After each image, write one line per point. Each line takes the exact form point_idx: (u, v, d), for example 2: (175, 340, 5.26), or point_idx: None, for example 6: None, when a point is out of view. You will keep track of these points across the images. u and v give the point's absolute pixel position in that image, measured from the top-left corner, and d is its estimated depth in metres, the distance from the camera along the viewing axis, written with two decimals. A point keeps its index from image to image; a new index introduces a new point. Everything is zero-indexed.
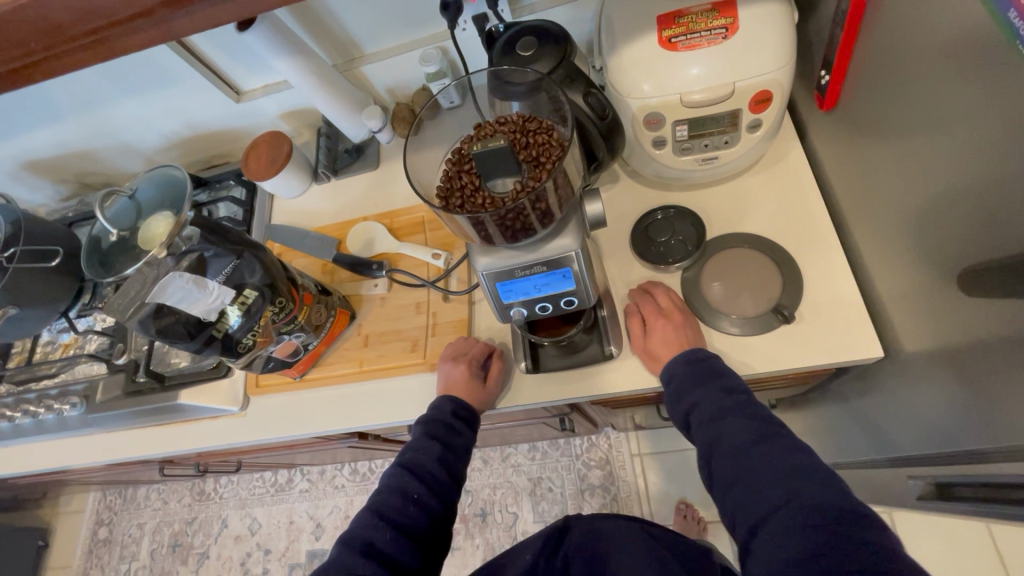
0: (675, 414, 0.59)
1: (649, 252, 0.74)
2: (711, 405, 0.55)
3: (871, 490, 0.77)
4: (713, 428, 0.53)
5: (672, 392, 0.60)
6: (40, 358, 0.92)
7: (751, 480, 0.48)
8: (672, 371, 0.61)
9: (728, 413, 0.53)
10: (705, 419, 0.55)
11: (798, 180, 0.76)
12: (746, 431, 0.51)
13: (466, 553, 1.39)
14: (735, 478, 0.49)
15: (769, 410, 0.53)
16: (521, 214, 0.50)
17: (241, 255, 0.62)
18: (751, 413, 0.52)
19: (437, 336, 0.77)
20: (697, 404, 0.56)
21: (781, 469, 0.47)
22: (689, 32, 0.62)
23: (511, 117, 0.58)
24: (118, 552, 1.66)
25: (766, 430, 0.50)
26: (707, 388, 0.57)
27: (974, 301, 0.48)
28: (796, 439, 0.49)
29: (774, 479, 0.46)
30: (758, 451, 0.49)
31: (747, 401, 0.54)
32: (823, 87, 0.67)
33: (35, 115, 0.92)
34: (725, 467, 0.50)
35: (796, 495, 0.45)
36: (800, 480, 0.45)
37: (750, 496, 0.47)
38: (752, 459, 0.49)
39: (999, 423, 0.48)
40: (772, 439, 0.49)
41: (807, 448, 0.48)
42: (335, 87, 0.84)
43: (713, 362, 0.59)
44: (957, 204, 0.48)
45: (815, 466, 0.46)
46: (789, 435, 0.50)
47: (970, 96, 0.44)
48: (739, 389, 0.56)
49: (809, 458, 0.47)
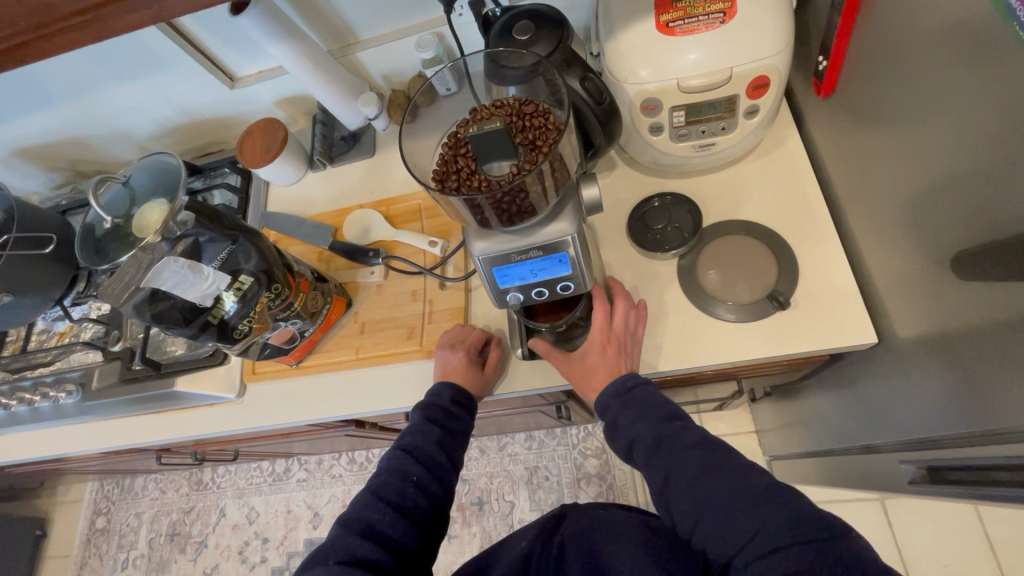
0: (619, 446, 0.59)
1: (646, 240, 0.74)
2: (652, 438, 0.55)
3: (862, 476, 0.78)
4: (661, 462, 0.54)
5: (613, 426, 0.59)
6: (35, 346, 0.92)
7: (715, 512, 0.48)
8: (607, 402, 0.60)
9: (670, 444, 0.54)
10: (650, 453, 0.55)
11: (794, 167, 0.76)
12: (694, 460, 0.52)
13: (463, 542, 1.40)
14: (698, 511, 0.50)
15: (707, 434, 0.54)
16: (517, 197, 0.50)
17: (235, 240, 0.62)
18: (692, 441, 0.54)
19: (433, 324, 0.77)
20: (638, 439, 0.56)
21: (740, 498, 0.48)
22: (686, 16, 0.61)
23: (508, 100, 0.57)
24: (117, 541, 1.66)
25: (711, 456, 0.52)
26: (642, 420, 0.57)
27: (967, 285, 0.49)
28: (740, 463, 0.51)
29: (737, 510, 0.47)
30: (711, 481, 0.50)
31: (683, 428, 0.55)
32: (821, 73, 0.67)
33: (27, 101, 0.91)
34: (686, 502, 0.51)
35: (761, 521, 0.46)
36: (761, 506, 0.47)
37: (719, 530, 0.48)
38: (708, 490, 0.50)
39: (989, 407, 0.49)
40: (719, 467, 0.51)
41: (753, 470, 0.50)
42: (331, 73, 0.84)
43: (643, 388, 0.60)
44: (950, 188, 0.49)
45: (766, 486, 0.48)
46: (732, 456, 0.52)
47: (965, 79, 0.44)
48: (671, 415, 0.57)
49: (758, 479, 0.49)
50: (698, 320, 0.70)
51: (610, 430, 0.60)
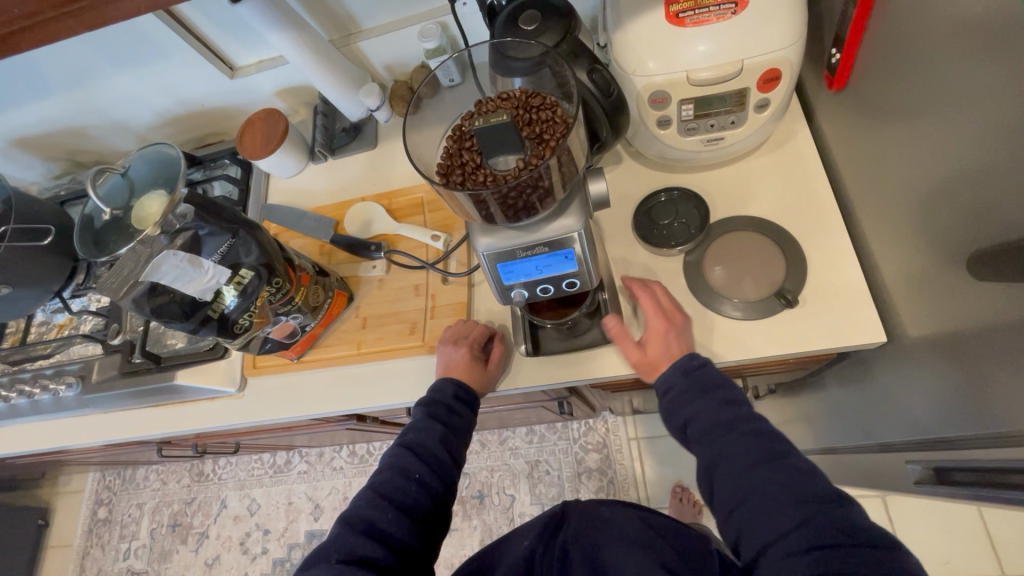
0: (671, 423, 0.59)
1: (652, 235, 0.73)
2: (712, 419, 0.54)
3: (867, 474, 0.78)
4: (714, 443, 0.53)
5: (669, 401, 0.59)
6: (34, 338, 0.91)
7: (759, 502, 0.48)
8: (670, 378, 0.60)
9: (728, 428, 0.53)
10: (705, 434, 0.54)
11: (803, 162, 0.75)
12: (750, 448, 0.51)
13: (464, 535, 1.40)
14: (740, 498, 0.49)
15: (770, 425, 0.53)
16: (523, 192, 0.48)
17: (236, 233, 0.61)
18: (752, 428, 0.52)
19: (435, 319, 0.76)
20: (696, 416, 0.56)
21: (793, 491, 0.47)
22: (697, 7, 0.60)
23: (513, 93, 0.56)
24: (119, 531, 1.67)
25: (770, 448, 0.51)
26: (704, 400, 0.56)
27: (980, 285, 0.47)
28: (801, 459, 0.49)
29: (785, 503, 0.47)
30: (763, 471, 0.49)
31: (746, 414, 0.54)
32: (833, 66, 0.66)
33: (24, 89, 0.90)
34: (730, 486, 0.50)
35: (808, 519, 0.45)
36: (813, 506, 0.46)
37: (759, 520, 0.47)
38: (759, 480, 0.49)
39: (998, 409, 0.48)
40: (776, 459, 0.49)
41: (813, 468, 0.49)
42: (332, 63, 0.82)
43: (709, 371, 0.58)
44: (965, 185, 0.47)
45: (824, 488, 0.47)
46: (792, 451, 0.50)
47: (986, 73, 0.43)
48: (736, 400, 0.55)
49: (815, 479, 0.48)
50: (704, 317, 0.69)
51: (665, 405, 0.59)
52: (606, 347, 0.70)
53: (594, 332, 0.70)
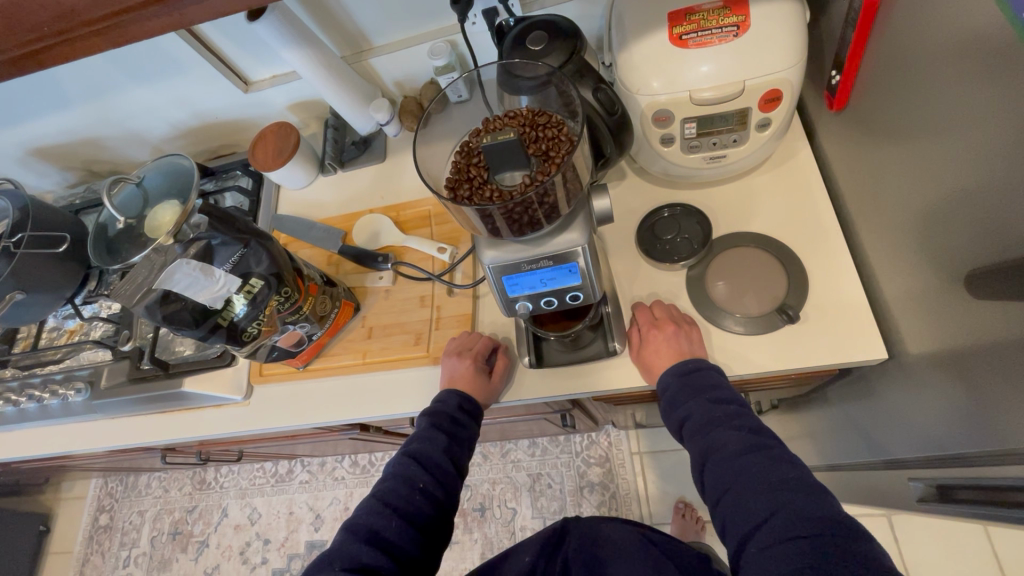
0: (671, 424, 0.61)
1: (656, 249, 0.74)
2: (704, 417, 0.57)
3: (873, 492, 0.77)
4: (705, 439, 0.56)
5: (669, 402, 0.61)
6: (46, 343, 0.93)
7: (741, 490, 0.50)
8: (667, 381, 0.62)
9: (718, 424, 0.56)
10: (698, 430, 0.57)
11: (806, 180, 0.76)
12: (735, 441, 0.53)
13: (464, 547, 1.39)
14: (725, 488, 0.52)
15: (757, 420, 0.55)
16: (529, 208, 0.50)
17: (247, 244, 0.63)
18: (741, 424, 0.55)
19: (440, 330, 0.76)
20: (691, 415, 0.58)
21: (772, 480, 0.49)
22: (700, 29, 0.61)
23: (521, 111, 0.58)
24: (119, 538, 1.67)
25: (754, 440, 0.53)
26: (697, 399, 0.59)
27: (979, 302, 0.48)
28: (783, 451, 0.52)
29: (763, 490, 0.49)
30: (746, 461, 0.52)
31: (736, 411, 0.56)
32: (834, 86, 0.67)
33: (45, 103, 0.93)
34: (716, 478, 0.53)
35: (782, 505, 0.47)
36: (788, 492, 0.48)
37: (740, 508, 0.50)
38: (741, 470, 0.51)
39: (1001, 426, 0.48)
40: (759, 451, 0.52)
41: (794, 460, 0.51)
42: (344, 79, 0.84)
43: (705, 372, 0.61)
44: (965, 204, 0.48)
45: (801, 477, 0.49)
46: (777, 446, 0.52)
47: (983, 94, 0.43)
48: (727, 398, 0.58)
49: (795, 469, 0.50)
50: (707, 331, 0.70)
51: (665, 408, 0.62)
52: (608, 359, 0.70)
53: (598, 344, 0.71)
